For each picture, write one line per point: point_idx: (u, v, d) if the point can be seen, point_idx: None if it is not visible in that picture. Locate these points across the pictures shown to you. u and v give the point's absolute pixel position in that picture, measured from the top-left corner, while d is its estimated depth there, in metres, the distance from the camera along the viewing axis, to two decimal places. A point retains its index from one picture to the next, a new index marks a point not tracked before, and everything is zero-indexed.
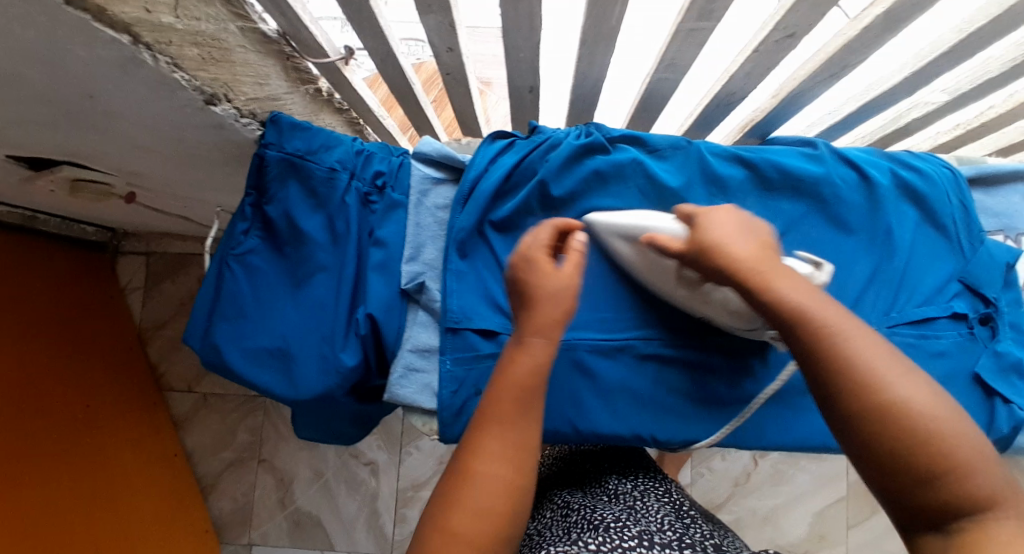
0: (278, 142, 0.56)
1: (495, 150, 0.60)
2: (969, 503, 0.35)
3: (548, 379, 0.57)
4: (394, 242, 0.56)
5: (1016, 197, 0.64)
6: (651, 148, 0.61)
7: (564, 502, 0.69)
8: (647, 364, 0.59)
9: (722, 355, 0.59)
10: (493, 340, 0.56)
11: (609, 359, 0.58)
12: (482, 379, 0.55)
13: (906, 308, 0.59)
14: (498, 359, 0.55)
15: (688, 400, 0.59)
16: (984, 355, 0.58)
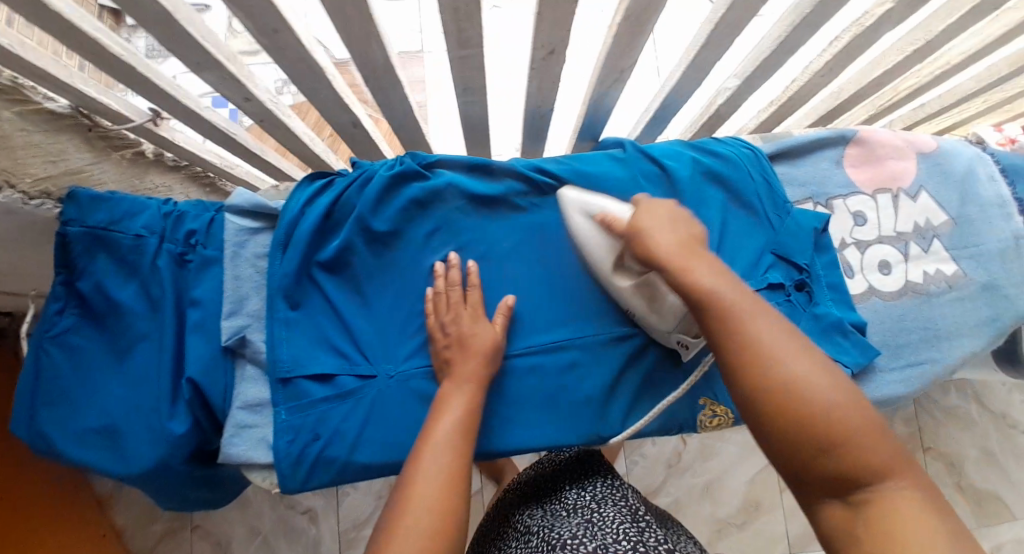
0: (79, 217, 0.55)
1: (310, 192, 0.60)
2: (867, 481, 0.39)
3: (387, 414, 0.56)
4: (212, 300, 0.56)
5: (823, 163, 0.67)
6: (467, 167, 0.62)
7: (526, 527, 0.68)
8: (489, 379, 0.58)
9: (561, 357, 0.59)
10: (327, 383, 0.56)
11: None
12: (318, 424, 0.55)
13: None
14: (331, 401, 0.55)
15: (534, 409, 0.58)
16: (806, 320, 0.60)
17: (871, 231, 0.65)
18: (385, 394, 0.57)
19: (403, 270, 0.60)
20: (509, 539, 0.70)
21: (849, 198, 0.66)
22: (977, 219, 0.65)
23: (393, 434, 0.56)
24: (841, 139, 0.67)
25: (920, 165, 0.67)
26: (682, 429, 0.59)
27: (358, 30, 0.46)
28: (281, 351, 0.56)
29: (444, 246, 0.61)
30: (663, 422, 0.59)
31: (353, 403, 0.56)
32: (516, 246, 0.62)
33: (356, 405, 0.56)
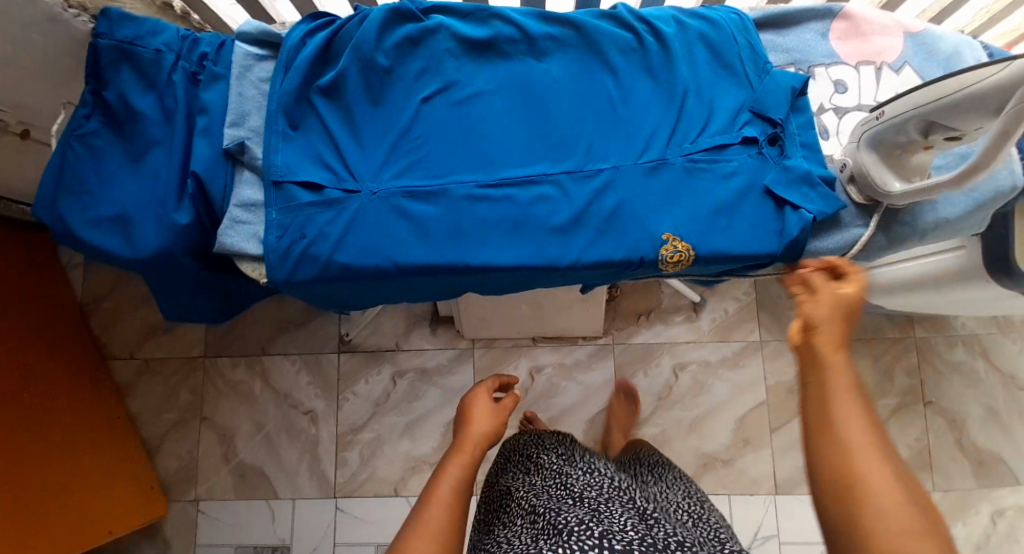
0: (109, 32, 0.62)
1: (309, 29, 0.65)
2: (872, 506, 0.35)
3: (368, 224, 0.61)
4: (218, 110, 0.62)
5: (807, 35, 0.68)
6: (460, 15, 0.66)
7: (530, 507, 0.65)
8: (466, 206, 0.62)
9: (532, 189, 0.62)
10: (316, 193, 0.61)
11: (422, 201, 0.61)
12: (304, 224, 0.60)
13: (698, 138, 0.63)
14: (318, 206, 0.60)
15: (504, 234, 0.62)
16: (774, 171, 0.62)
17: (852, 97, 0.66)
18: (367, 207, 0.61)
19: (392, 101, 0.64)
20: (512, 518, 0.67)
21: (832, 67, 0.67)
22: None
23: (373, 241, 0.61)
24: (827, 13, 0.69)
25: (906, 44, 0.68)
26: (644, 263, 0.62)
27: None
28: (277, 160, 0.61)
29: (431, 82, 0.64)
30: (623, 254, 0.61)
31: (339, 211, 0.60)
32: (500, 89, 0.65)
33: (341, 213, 0.60)
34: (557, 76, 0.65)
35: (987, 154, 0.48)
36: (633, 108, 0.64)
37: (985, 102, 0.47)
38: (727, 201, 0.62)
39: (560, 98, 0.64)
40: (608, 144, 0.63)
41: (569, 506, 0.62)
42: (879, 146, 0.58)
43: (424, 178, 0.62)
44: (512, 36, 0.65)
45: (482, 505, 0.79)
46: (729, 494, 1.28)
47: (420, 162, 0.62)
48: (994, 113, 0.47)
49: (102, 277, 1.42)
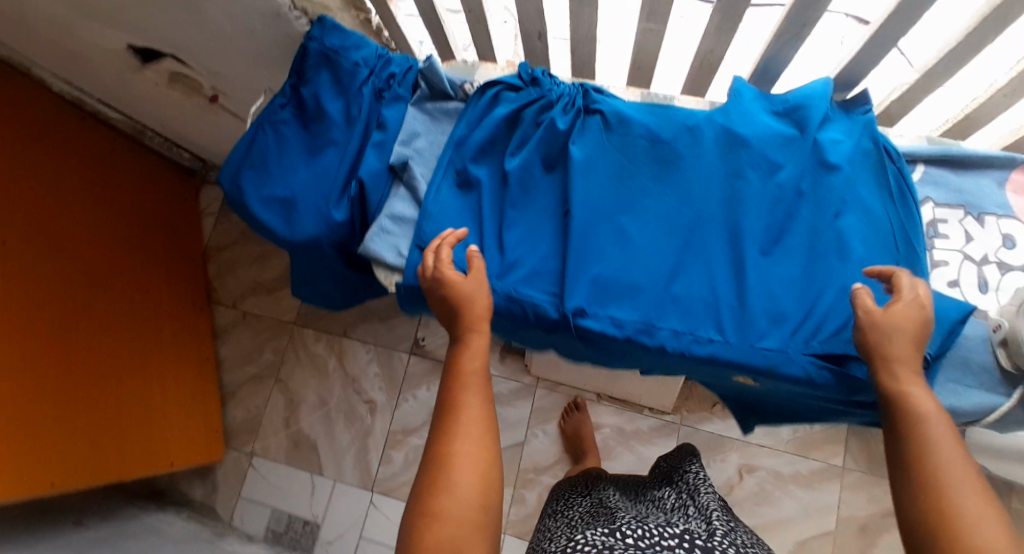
0: (320, 37, 0.70)
1: (486, 102, 0.69)
2: None
3: (492, 307, 0.63)
4: (393, 127, 0.69)
5: (983, 180, 0.65)
6: (628, 124, 0.66)
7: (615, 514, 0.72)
8: (567, 324, 0.62)
9: (644, 325, 0.61)
10: None
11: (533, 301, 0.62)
12: None
13: (827, 340, 0.58)
14: None
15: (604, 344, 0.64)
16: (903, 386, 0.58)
17: (1021, 256, 0.62)
18: (486, 295, 0.62)
19: (556, 183, 0.66)
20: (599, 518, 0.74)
21: (1003, 219, 0.63)
22: None
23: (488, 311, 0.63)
24: (1012, 163, 0.64)
25: None
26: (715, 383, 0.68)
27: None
28: (431, 206, 0.65)
29: (598, 175, 0.65)
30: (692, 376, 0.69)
31: None
32: (643, 214, 0.65)
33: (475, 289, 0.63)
34: (724, 204, 0.63)
35: None
36: (773, 274, 0.61)
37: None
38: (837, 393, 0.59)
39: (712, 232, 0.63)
40: (723, 305, 0.61)
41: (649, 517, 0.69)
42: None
43: (549, 283, 0.63)
44: (697, 152, 0.65)
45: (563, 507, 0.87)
46: None
47: (556, 260, 0.64)
48: None
49: (229, 228, 1.57)
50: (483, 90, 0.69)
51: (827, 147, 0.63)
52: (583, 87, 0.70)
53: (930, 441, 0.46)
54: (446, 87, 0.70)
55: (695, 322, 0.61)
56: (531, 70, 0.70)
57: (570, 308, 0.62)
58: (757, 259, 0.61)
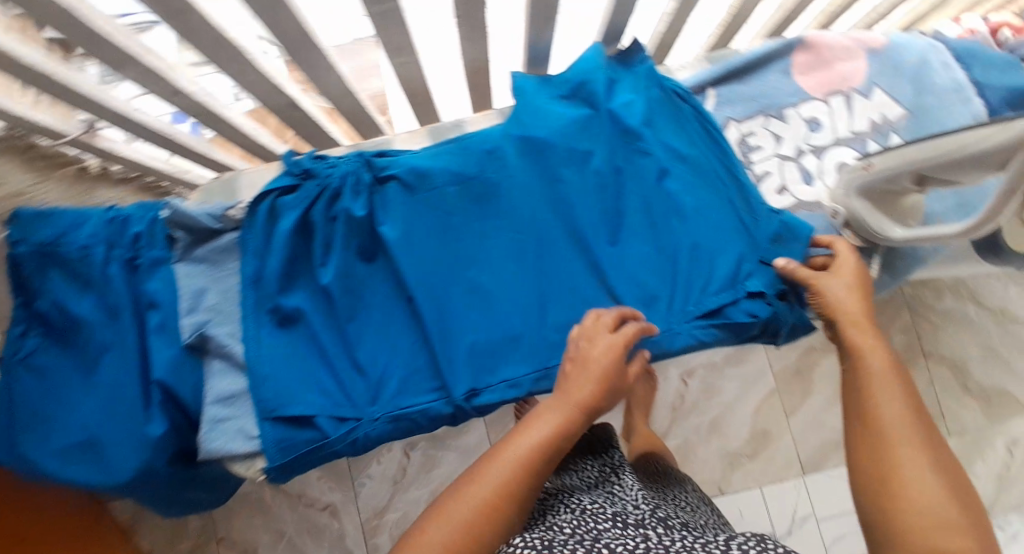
0: (25, 237, 0.55)
1: (263, 220, 0.58)
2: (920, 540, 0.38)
3: (382, 434, 0.56)
4: (169, 299, 0.57)
5: (772, 76, 0.67)
6: (426, 176, 0.60)
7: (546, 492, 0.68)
8: (465, 412, 0.57)
9: (537, 372, 0.57)
10: (309, 428, 0.55)
11: (417, 408, 0.56)
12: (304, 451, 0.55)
13: (701, 299, 0.57)
14: (316, 439, 0.55)
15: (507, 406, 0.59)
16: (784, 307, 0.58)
17: (826, 135, 0.65)
18: (366, 428, 0.55)
19: (386, 272, 0.59)
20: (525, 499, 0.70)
21: (800, 105, 0.66)
22: (933, 108, 0.67)
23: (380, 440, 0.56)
24: (793, 46, 0.66)
25: (872, 62, 0.67)
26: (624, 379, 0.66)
27: (269, 11, 0.43)
28: (261, 368, 0.55)
29: (425, 245, 0.59)
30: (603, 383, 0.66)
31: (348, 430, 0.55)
32: (483, 260, 0.60)
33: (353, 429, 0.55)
34: (557, 213, 0.60)
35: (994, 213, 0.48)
36: (628, 260, 0.59)
37: (988, 162, 0.47)
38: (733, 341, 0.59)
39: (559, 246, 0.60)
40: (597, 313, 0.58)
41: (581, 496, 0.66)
42: (875, 193, 0.58)
43: (429, 379, 0.57)
44: (509, 175, 0.61)
45: None
46: (760, 486, 1.28)
47: (424, 353, 0.58)
48: (996, 168, 0.47)
49: None
50: (253, 207, 0.58)
51: (619, 116, 0.61)
52: (363, 156, 0.62)
53: (874, 382, 0.47)
54: (208, 223, 0.58)
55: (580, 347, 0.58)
56: (298, 163, 0.60)
57: (460, 396, 0.56)
58: (610, 255, 0.60)
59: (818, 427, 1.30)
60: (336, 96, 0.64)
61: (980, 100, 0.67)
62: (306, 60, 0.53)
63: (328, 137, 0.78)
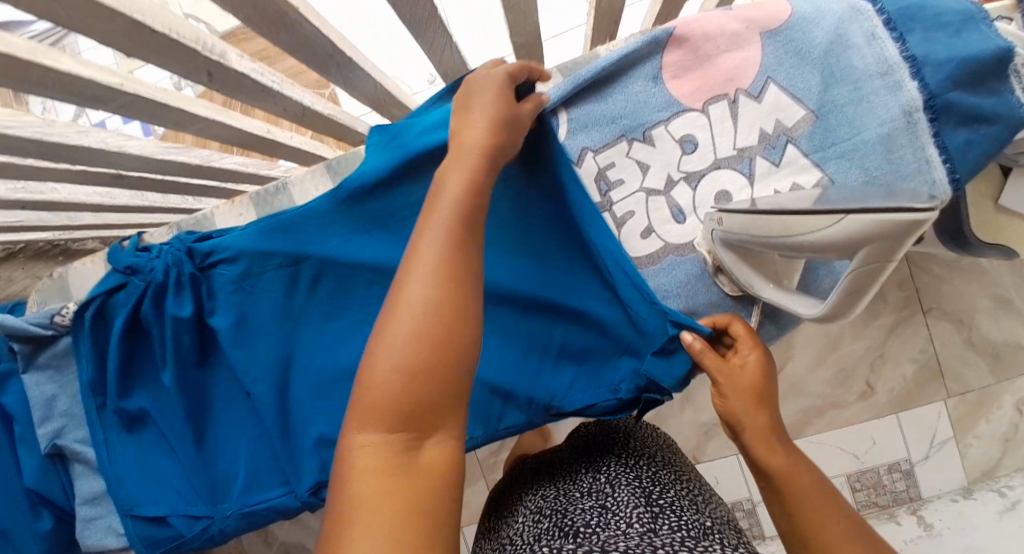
0: None
1: (95, 326, 0.57)
2: None
3: (238, 529, 0.57)
4: (23, 411, 0.59)
5: (637, 85, 0.56)
6: (250, 259, 0.55)
7: (537, 507, 0.65)
8: (317, 503, 0.56)
9: None
10: (166, 524, 0.57)
11: (265, 504, 0.56)
12: (171, 544, 0.57)
13: (557, 382, 0.57)
14: (174, 533, 0.57)
15: None
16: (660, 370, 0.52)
17: (702, 158, 0.55)
18: (218, 526, 0.56)
19: (227, 364, 0.57)
20: (520, 514, 0.68)
21: (671, 122, 0.55)
22: (846, 103, 0.54)
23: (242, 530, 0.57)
24: (656, 46, 0.55)
25: (767, 48, 0.54)
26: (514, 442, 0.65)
27: None
28: (115, 471, 0.58)
29: (259, 336, 0.56)
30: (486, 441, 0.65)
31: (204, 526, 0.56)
32: (323, 343, 0.56)
33: (207, 525, 0.56)
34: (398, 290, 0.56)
35: (840, 306, 0.39)
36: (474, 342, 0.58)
37: (825, 250, 0.37)
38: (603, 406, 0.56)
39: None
40: None
41: (575, 503, 0.62)
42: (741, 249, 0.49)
43: (275, 474, 0.56)
44: (341, 250, 0.55)
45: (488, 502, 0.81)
46: (737, 453, 1.25)
47: (270, 448, 0.57)
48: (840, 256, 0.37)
49: None
50: (79, 314, 0.57)
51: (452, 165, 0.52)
52: (183, 240, 0.56)
53: (795, 483, 0.45)
54: (41, 331, 0.58)
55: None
56: (122, 259, 0.56)
57: (306, 491, 0.55)
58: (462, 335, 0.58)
59: (799, 394, 1.21)
60: (160, 166, 0.61)
61: (916, 83, 0.50)
62: (83, 155, 0.52)
63: (199, 187, 0.75)
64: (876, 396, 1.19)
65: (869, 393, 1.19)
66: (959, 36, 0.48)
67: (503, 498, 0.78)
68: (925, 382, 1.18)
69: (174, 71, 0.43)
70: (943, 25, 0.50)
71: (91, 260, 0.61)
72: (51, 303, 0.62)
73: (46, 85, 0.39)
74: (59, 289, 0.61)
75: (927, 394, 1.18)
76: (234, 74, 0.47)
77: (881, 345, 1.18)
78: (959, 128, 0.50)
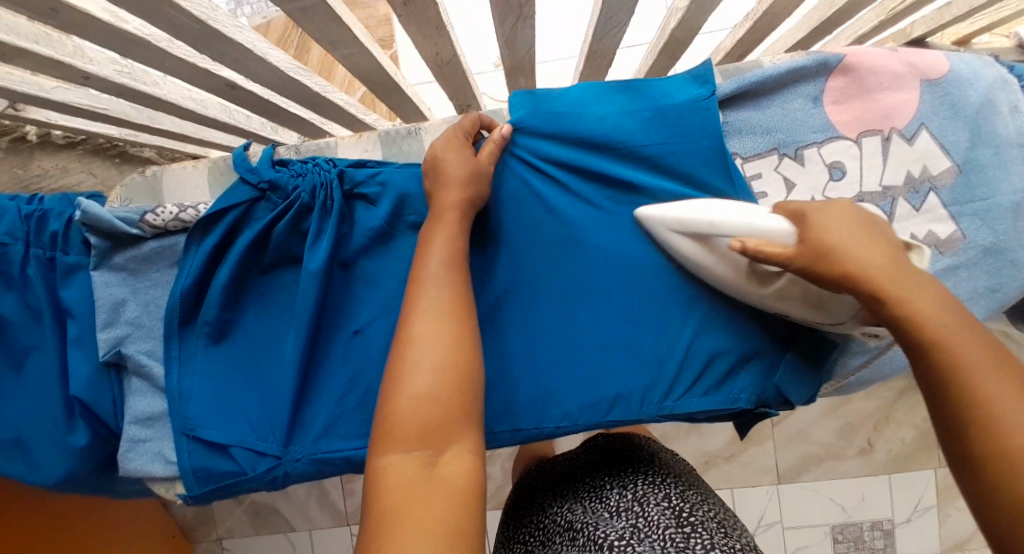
0: None
1: (212, 235, 0.52)
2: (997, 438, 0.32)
3: (308, 475, 0.53)
4: (84, 311, 0.54)
5: (795, 102, 0.56)
6: (400, 195, 0.53)
7: (569, 524, 0.63)
8: None
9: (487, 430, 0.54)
10: (228, 456, 0.52)
11: (346, 450, 0.52)
12: (230, 479, 0.53)
13: (682, 379, 0.53)
14: (237, 469, 0.52)
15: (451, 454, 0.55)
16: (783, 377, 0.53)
17: (848, 188, 0.55)
18: (288, 467, 0.52)
19: (347, 302, 0.54)
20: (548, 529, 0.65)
21: (824, 146, 0.55)
22: (988, 165, 0.55)
23: (312, 475, 0.53)
24: (821, 69, 0.55)
25: (924, 96, 0.56)
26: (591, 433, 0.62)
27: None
28: (188, 390, 0.53)
29: (389, 275, 0.54)
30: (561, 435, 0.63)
31: (274, 465, 0.52)
32: None
33: (278, 465, 0.52)
34: (541, 258, 0.55)
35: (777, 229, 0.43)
36: (607, 321, 0.54)
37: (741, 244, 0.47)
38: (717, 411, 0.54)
39: (513, 297, 0.55)
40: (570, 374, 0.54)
41: (606, 522, 0.60)
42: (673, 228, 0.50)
43: (361, 424, 0.53)
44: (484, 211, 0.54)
45: (507, 523, 0.77)
46: (732, 487, 1.25)
47: (367, 397, 0.53)
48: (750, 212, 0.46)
49: None
50: (198, 218, 0.52)
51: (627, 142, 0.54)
52: (334, 163, 0.53)
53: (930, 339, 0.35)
54: (125, 229, 0.53)
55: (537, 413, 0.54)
56: (258, 172, 0.52)
57: None
58: (598, 310, 0.54)
59: (801, 439, 1.23)
60: (283, 83, 0.57)
61: None
62: (225, 50, 0.48)
63: (293, 116, 0.70)
64: (874, 454, 1.22)
65: (867, 451, 1.22)
66: None
67: (524, 507, 0.75)
68: (920, 448, 1.22)
69: None
70: None
71: (192, 165, 0.56)
72: (137, 202, 0.57)
73: None
74: (149, 189, 0.57)
75: (922, 461, 1.22)
76: (425, 3, 0.44)
77: (887, 407, 1.21)
78: None
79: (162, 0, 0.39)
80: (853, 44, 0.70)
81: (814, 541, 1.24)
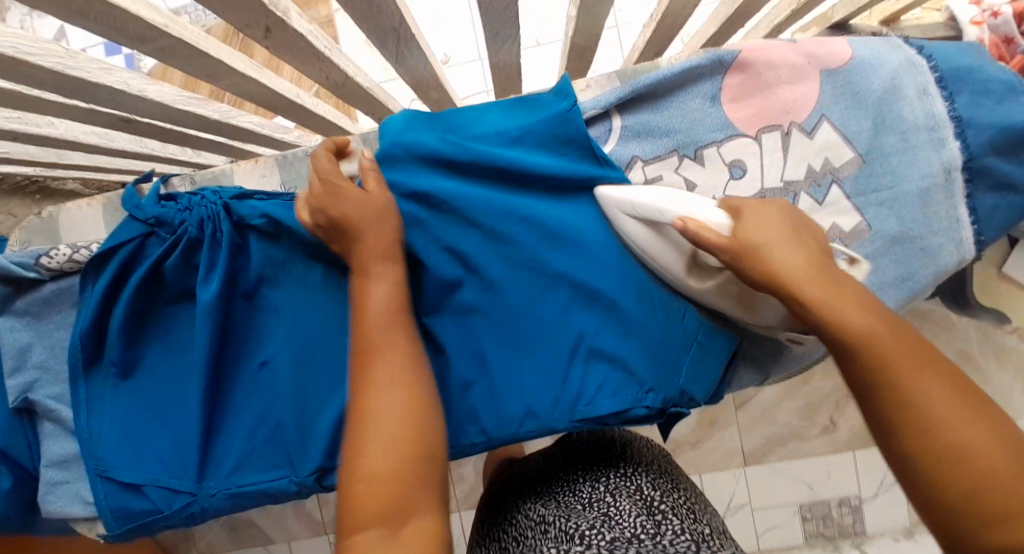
0: None
1: (105, 277, 0.51)
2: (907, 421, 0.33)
3: (227, 508, 0.53)
4: None
5: (693, 102, 0.55)
6: (291, 225, 0.51)
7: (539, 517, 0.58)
8: (316, 488, 0.53)
9: None
10: (142, 495, 0.53)
11: (257, 482, 0.52)
12: (147, 517, 0.53)
13: (586, 387, 0.53)
14: (152, 507, 0.52)
15: None
16: (687, 373, 0.53)
17: (749, 186, 0.55)
18: (201, 503, 0.52)
19: (253, 334, 0.54)
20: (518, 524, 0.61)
21: (724, 145, 0.55)
22: (893, 153, 0.55)
23: (231, 508, 0.54)
24: (718, 66, 0.54)
25: (824, 86, 0.55)
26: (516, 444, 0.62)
27: None
28: (97, 433, 0.53)
29: (285, 302, 0.53)
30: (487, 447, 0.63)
31: (189, 503, 0.52)
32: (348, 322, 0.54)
33: (194, 502, 0.52)
34: (428, 282, 0.54)
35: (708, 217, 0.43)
36: (502, 339, 0.54)
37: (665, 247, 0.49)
38: (626, 416, 0.54)
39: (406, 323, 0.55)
40: (473, 392, 0.55)
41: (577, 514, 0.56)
42: (625, 210, 0.50)
43: (273, 457, 0.53)
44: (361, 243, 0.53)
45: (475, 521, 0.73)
46: (701, 473, 1.26)
47: (276, 429, 0.53)
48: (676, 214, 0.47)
49: None
50: (91, 259, 0.51)
51: (500, 159, 0.53)
52: (222, 194, 0.52)
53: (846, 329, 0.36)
54: (22, 273, 0.52)
55: (452, 429, 0.55)
56: (144, 208, 0.51)
57: (307, 475, 0.52)
58: (491, 328, 0.54)
59: (766, 422, 1.24)
60: (177, 117, 0.56)
61: (958, 143, 0.53)
62: (99, 94, 0.47)
63: (205, 142, 0.69)
64: (837, 431, 1.23)
65: (831, 429, 1.23)
66: (1001, 105, 0.53)
67: (493, 504, 0.70)
68: None
69: (231, 22, 0.38)
70: (987, 91, 0.53)
71: (88, 202, 0.56)
72: (35, 243, 0.56)
73: (88, 16, 0.35)
74: (46, 230, 0.56)
75: None
76: (290, 36, 0.43)
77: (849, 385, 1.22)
78: (989, 192, 0.54)
79: (6, 58, 0.38)
80: (771, 33, 0.69)
81: (784, 519, 1.26)
